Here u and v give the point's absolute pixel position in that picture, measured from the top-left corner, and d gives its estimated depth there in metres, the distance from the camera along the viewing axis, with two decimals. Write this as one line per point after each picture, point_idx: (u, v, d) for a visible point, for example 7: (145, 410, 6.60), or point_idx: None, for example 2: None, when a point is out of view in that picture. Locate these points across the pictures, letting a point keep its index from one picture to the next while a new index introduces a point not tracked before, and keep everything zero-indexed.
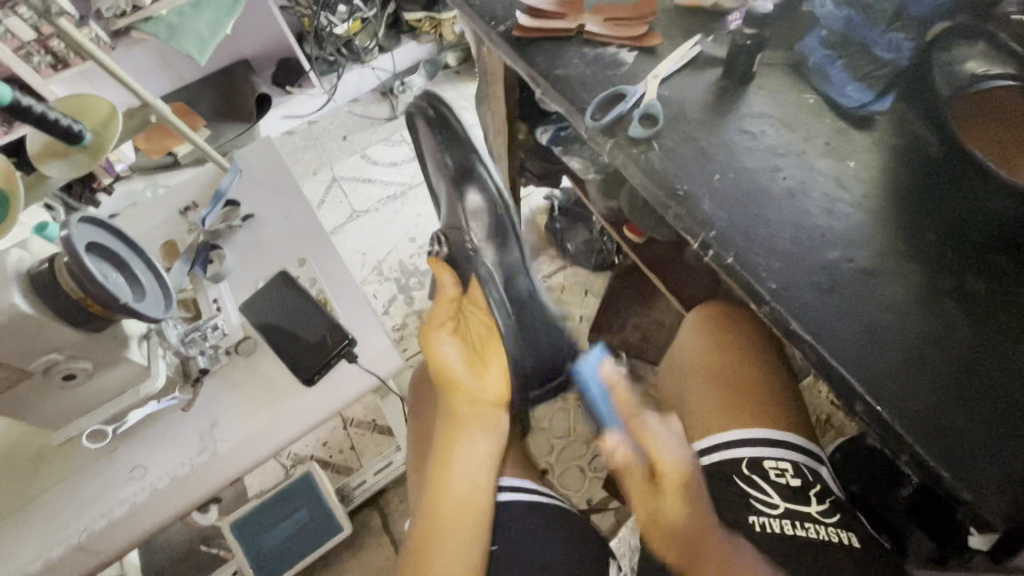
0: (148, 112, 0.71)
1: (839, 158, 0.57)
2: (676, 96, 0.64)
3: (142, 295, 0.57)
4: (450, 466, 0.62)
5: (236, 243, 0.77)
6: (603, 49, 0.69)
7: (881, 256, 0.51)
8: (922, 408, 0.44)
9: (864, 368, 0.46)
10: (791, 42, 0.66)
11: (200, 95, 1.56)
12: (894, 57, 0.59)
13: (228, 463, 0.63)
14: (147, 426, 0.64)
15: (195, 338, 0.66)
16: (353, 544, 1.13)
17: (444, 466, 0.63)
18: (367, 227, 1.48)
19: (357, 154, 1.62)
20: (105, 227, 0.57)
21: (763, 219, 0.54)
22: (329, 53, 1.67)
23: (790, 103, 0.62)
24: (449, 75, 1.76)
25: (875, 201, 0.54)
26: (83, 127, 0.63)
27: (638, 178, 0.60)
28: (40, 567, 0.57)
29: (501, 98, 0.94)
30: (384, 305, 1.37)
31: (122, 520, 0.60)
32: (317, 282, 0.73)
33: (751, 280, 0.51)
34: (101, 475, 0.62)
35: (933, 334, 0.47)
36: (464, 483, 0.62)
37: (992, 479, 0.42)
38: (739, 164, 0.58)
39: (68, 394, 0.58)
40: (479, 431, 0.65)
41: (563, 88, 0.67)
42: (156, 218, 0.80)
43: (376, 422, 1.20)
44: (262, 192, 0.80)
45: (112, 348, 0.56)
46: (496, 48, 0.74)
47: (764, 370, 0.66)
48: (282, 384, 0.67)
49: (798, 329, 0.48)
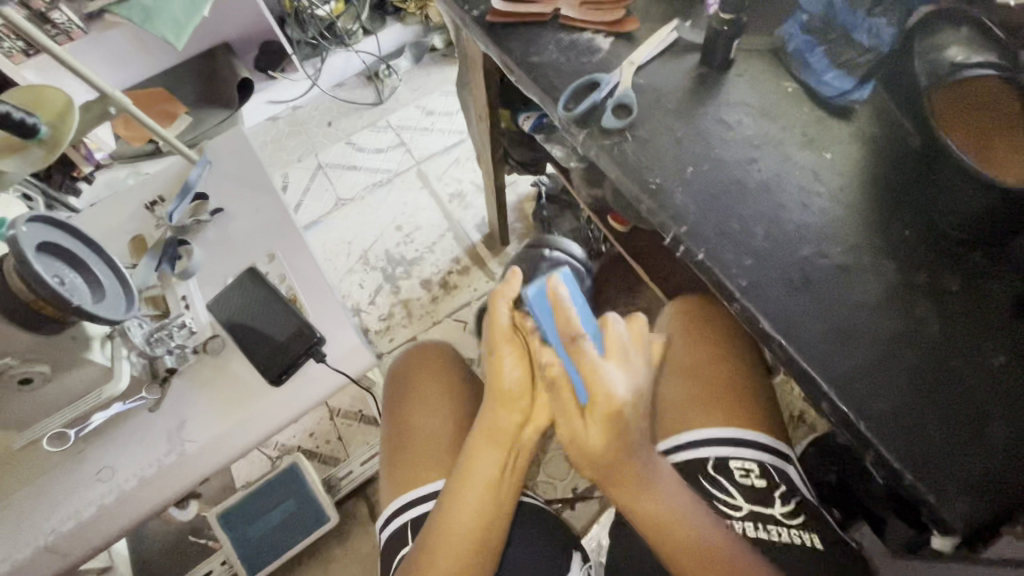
0: (107, 102, 0.69)
1: (816, 149, 0.55)
2: (652, 84, 0.62)
3: (101, 295, 0.56)
4: (472, 484, 0.55)
5: (205, 237, 0.75)
6: (579, 34, 0.67)
7: (854, 251, 0.50)
8: (887, 409, 0.44)
9: (834, 369, 0.45)
10: (772, 27, 0.63)
11: (179, 80, 1.51)
12: (874, 43, 0.56)
13: (196, 464, 0.62)
14: (112, 429, 0.63)
15: (161, 337, 0.65)
16: (340, 532, 1.13)
17: (471, 477, 0.55)
18: (352, 215, 1.46)
19: (342, 141, 1.59)
20: (58, 225, 0.55)
21: (736, 214, 0.53)
22: (311, 37, 1.63)
23: (770, 92, 0.60)
24: (435, 58, 1.72)
25: (851, 194, 0.52)
26: (38, 120, 0.61)
27: (612, 171, 0.58)
28: (8, 568, 0.57)
29: (481, 84, 0.91)
30: (370, 295, 1.36)
31: (93, 521, 0.59)
32: (287, 278, 0.71)
33: (722, 278, 0.50)
34: (67, 476, 0.61)
35: (902, 334, 0.46)
36: (485, 505, 0.55)
37: (954, 482, 0.41)
38: (715, 155, 0.56)
39: (31, 395, 0.57)
40: (495, 426, 0.54)
41: (537, 76, 0.65)
42: (124, 211, 0.78)
43: (362, 412, 1.20)
44: (232, 185, 0.78)
45: (72, 350, 0.55)
46: (471, 34, 0.71)
47: (735, 364, 0.66)
48: (250, 383, 0.65)
49: (768, 329, 0.47)
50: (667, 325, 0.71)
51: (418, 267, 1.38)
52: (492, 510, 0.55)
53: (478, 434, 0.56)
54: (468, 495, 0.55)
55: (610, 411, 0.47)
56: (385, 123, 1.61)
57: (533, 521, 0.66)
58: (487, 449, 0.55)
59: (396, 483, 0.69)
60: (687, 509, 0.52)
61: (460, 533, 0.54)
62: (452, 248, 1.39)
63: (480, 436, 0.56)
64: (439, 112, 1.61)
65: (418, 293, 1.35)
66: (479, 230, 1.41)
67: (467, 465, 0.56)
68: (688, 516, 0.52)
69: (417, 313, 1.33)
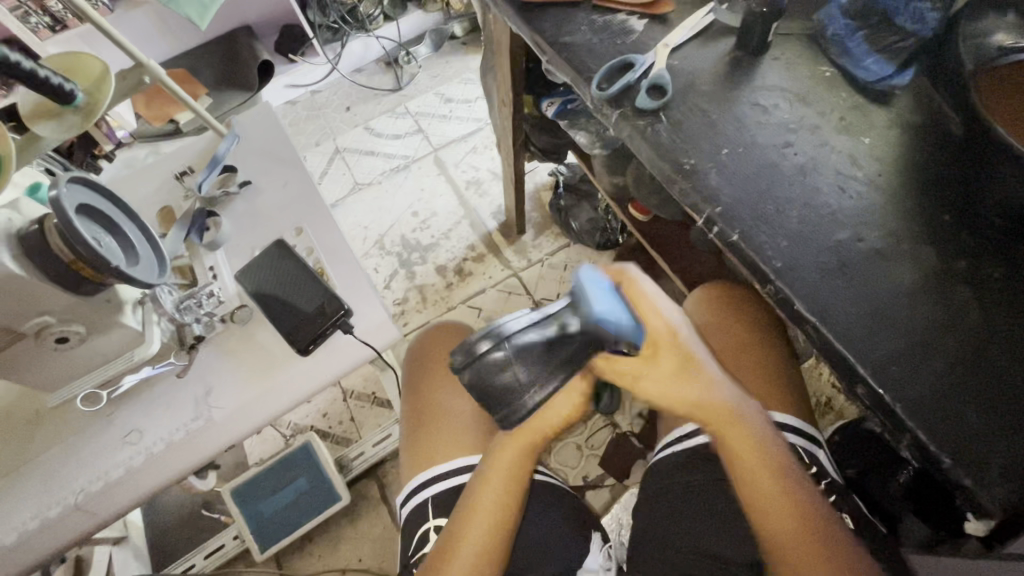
0: (142, 73, 0.69)
1: (853, 134, 0.55)
2: (686, 66, 0.61)
3: (136, 259, 0.57)
4: (486, 491, 0.59)
5: (233, 209, 0.75)
6: (613, 16, 0.67)
7: (891, 236, 0.49)
8: (923, 392, 0.43)
9: (870, 353, 0.45)
10: (809, 12, 0.63)
11: (201, 61, 1.52)
12: (918, 27, 0.55)
13: (224, 430, 0.63)
14: (141, 393, 0.64)
15: (189, 305, 0.65)
16: (351, 512, 1.15)
17: (492, 472, 0.59)
18: (369, 200, 1.46)
19: (360, 126, 1.60)
20: (95, 188, 0.56)
21: (771, 196, 0.52)
22: (332, 21, 1.64)
23: (807, 77, 0.59)
24: (456, 46, 1.72)
25: (889, 179, 0.52)
26: (75, 87, 0.61)
27: (645, 152, 0.58)
28: (38, 525, 0.58)
29: (507, 68, 0.91)
30: (385, 279, 1.36)
31: (120, 483, 0.60)
32: (314, 251, 0.71)
33: (757, 259, 0.50)
34: (97, 437, 0.62)
35: (939, 320, 0.46)
36: (496, 515, 0.58)
37: (992, 466, 0.41)
38: (750, 139, 0.56)
39: (64, 356, 0.57)
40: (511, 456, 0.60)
41: (570, 57, 0.64)
42: (151, 184, 0.79)
43: (376, 395, 1.21)
44: (259, 160, 0.78)
45: (106, 313, 0.56)
46: (502, 14, 0.71)
47: (762, 349, 0.66)
48: (278, 353, 0.66)
49: (803, 310, 0.47)
50: (695, 308, 0.71)
51: (434, 252, 1.38)
52: (505, 519, 0.58)
53: (497, 460, 0.60)
54: (484, 500, 0.58)
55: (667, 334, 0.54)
56: (404, 109, 1.61)
57: (551, 499, 0.66)
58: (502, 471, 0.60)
59: (418, 458, 0.70)
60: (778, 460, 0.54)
61: (478, 523, 0.57)
62: (467, 235, 1.40)
63: (495, 461, 0.60)
64: (458, 99, 1.61)
65: (433, 279, 1.35)
66: (496, 218, 1.41)
67: (484, 477, 0.59)
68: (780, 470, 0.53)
69: (431, 299, 1.33)
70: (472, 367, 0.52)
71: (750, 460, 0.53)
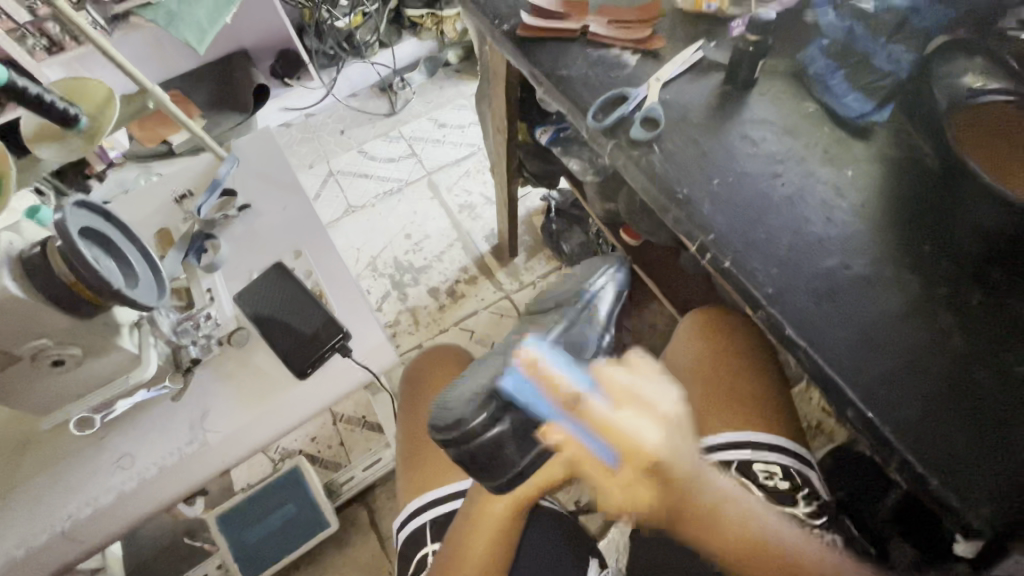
0: (147, 98, 0.70)
1: (837, 166, 0.58)
2: (678, 100, 0.64)
3: (136, 282, 0.57)
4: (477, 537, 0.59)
5: (233, 232, 0.76)
6: (607, 50, 0.70)
7: (876, 263, 0.51)
8: (911, 415, 0.45)
9: (858, 377, 0.47)
10: (793, 51, 0.66)
11: (198, 84, 1.54)
12: (894, 69, 0.59)
13: (218, 454, 0.62)
14: (135, 416, 0.63)
15: (187, 327, 0.65)
16: (340, 539, 1.12)
17: (477, 525, 0.59)
18: (363, 222, 1.47)
19: (355, 149, 1.62)
20: (97, 211, 0.56)
21: (762, 224, 0.55)
22: (328, 48, 1.65)
23: (792, 111, 0.62)
24: (450, 73, 1.76)
25: (872, 209, 0.54)
26: (78, 110, 0.62)
27: (639, 180, 0.60)
28: (22, 554, 0.57)
29: (502, 97, 0.94)
30: (377, 301, 1.36)
31: (111, 509, 0.59)
32: (313, 274, 0.72)
33: (749, 285, 0.51)
34: (88, 462, 0.61)
35: (925, 344, 0.48)
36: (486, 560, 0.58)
37: (978, 486, 0.42)
38: (739, 169, 0.58)
39: (58, 378, 0.57)
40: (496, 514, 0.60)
41: (566, 89, 0.67)
42: (150, 204, 0.79)
43: (366, 419, 1.20)
44: (259, 183, 0.79)
45: (104, 335, 0.56)
46: (499, 47, 0.74)
47: (755, 374, 0.68)
48: (276, 376, 0.66)
49: (793, 335, 0.49)
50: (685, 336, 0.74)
51: (426, 275, 1.39)
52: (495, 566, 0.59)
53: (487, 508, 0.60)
54: (473, 550, 0.59)
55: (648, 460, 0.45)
56: (398, 133, 1.63)
57: (548, 526, 0.66)
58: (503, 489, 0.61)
59: (415, 482, 0.70)
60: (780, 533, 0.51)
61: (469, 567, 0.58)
62: (460, 258, 1.41)
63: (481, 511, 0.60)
64: (452, 124, 1.64)
65: (425, 301, 1.36)
66: (488, 241, 1.43)
67: (472, 525, 0.60)
68: (765, 523, 0.51)
69: (424, 321, 1.33)
70: (465, 445, 0.54)
71: (747, 543, 0.50)
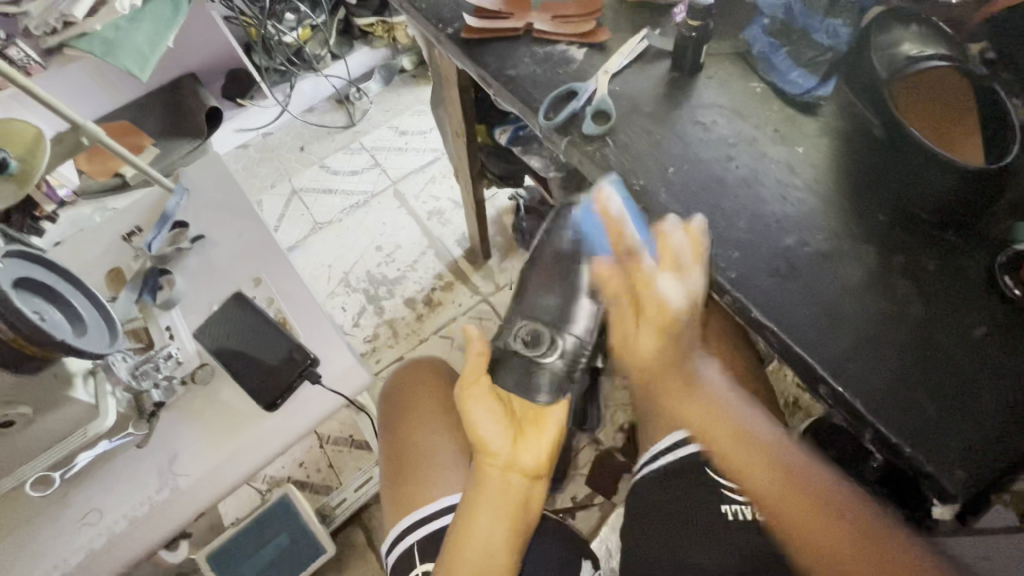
0: (80, 134, 0.67)
1: (789, 144, 0.58)
2: (627, 91, 0.64)
3: (82, 330, 0.54)
4: (469, 545, 0.52)
5: (186, 266, 0.74)
6: (553, 47, 0.69)
7: (833, 238, 0.52)
8: (878, 383, 0.45)
9: (827, 353, 0.47)
10: (735, 32, 0.66)
11: (146, 113, 1.50)
12: (833, 42, 0.59)
13: (191, 499, 0.60)
14: (99, 469, 0.61)
15: (147, 369, 0.62)
16: (337, 563, 1.10)
17: (476, 513, 0.53)
18: (330, 238, 1.44)
19: (315, 164, 1.58)
20: (34, 261, 0.54)
21: (719, 210, 0.54)
22: (279, 64, 1.61)
23: (740, 92, 0.62)
24: (405, 79, 1.73)
25: (825, 184, 0.55)
26: (6, 154, 0.60)
27: (596, 175, 0.59)
28: None
29: (457, 101, 0.92)
30: (353, 317, 1.34)
31: (81, 568, 0.57)
32: (275, 300, 0.70)
33: (711, 271, 0.51)
34: (53, 522, 0.59)
35: (885, 313, 0.48)
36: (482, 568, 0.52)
37: (950, 451, 0.43)
38: (693, 155, 0.58)
39: (13, 439, 0.55)
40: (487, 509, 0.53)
41: (516, 89, 0.66)
42: (98, 244, 0.76)
43: (354, 438, 1.17)
44: (211, 212, 0.76)
45: (52, 390, 0.55)
46: (446, 51, 0.73)
47: (729, 355, 0.69)
48: (244, 412, 0.64)
49: (760, 318, 0.49)
50: None
51: (401, 286, 1.37)
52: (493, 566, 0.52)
53: (485, 502, 0.53)
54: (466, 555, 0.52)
55: (664, 317, 0.52)
56: (359, 144, 1.61)
57: (541, 533, 0.65)
58: (482, 500, 0.53)
59: (400, 502, 0.69)
60: (779, 459, 0.49)
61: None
62: (434, 265, 1.39)
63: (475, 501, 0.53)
64: (413, 131, 1.62)
65: (402, 313, 1.34)
66: (460, 245, 1.41)
67: (466, 521, 0.53)
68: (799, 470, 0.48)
69: (403, 332, 1.31)
70: None
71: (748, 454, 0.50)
